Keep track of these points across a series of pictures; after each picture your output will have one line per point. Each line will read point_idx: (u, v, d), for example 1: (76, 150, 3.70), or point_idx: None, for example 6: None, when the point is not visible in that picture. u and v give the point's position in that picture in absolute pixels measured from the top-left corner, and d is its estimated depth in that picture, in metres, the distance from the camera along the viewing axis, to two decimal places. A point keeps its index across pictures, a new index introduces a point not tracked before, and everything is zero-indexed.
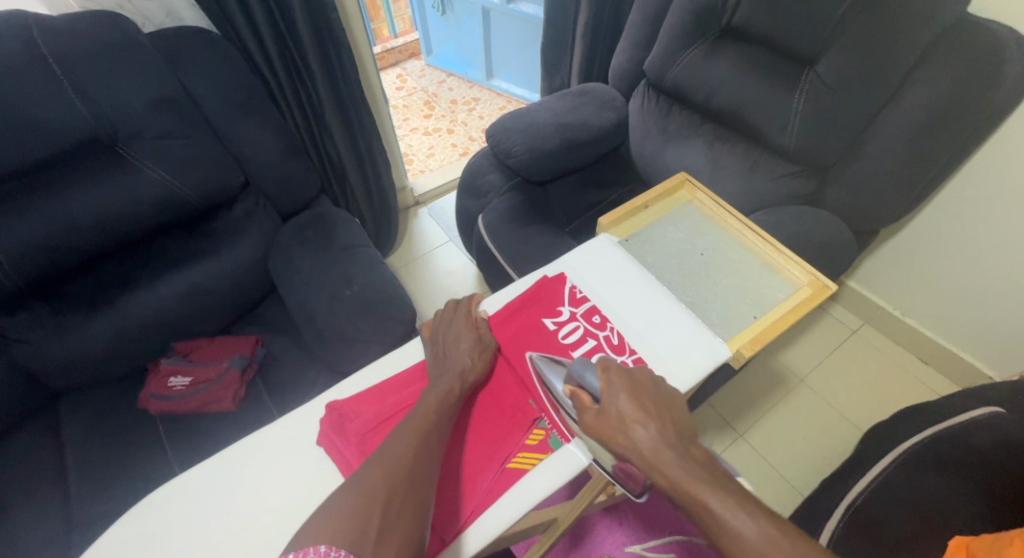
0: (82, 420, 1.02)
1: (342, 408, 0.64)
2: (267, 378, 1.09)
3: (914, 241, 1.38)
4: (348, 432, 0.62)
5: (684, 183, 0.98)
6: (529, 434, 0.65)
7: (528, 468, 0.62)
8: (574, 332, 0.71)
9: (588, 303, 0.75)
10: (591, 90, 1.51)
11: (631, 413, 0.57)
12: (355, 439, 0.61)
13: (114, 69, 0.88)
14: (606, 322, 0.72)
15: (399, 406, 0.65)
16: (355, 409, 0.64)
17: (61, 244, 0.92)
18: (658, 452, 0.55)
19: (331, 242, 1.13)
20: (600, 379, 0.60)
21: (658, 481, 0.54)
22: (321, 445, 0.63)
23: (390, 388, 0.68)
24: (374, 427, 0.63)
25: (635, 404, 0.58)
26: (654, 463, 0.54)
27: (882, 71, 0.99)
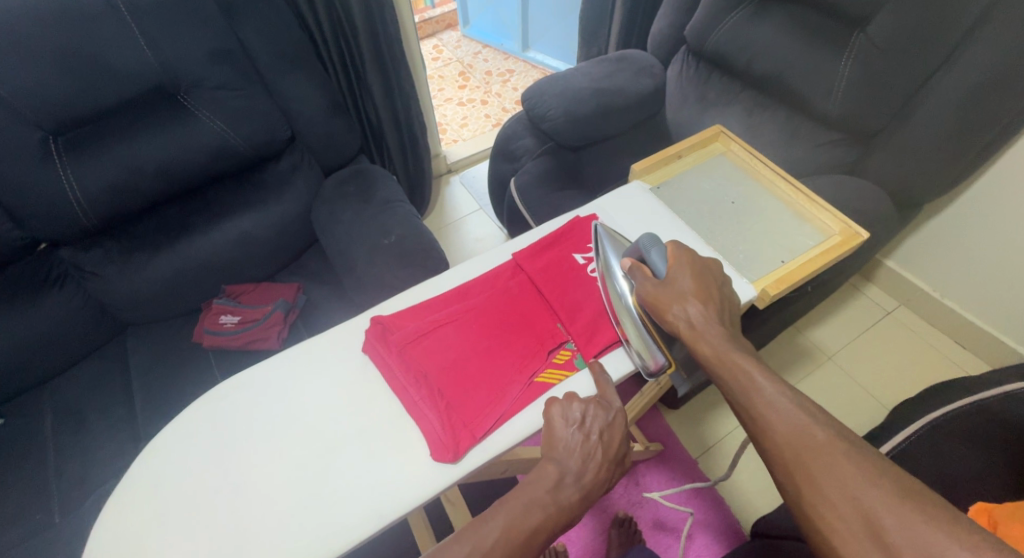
0: (145, 349, 1.11)
1: (385, 321, 0.68)
2: (308, 322, 1.16)
3: (958, 218, 1.34)
4: (391, 342, 0.66)
5: (718, 135, 0.98)
6: (556, 354, 0.68)
7: (556, 382, 0.66)
8: None
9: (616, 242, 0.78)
10: (630, 55, 1.50)
11: (692, 290, 0.63)
12: (398, 349, 0.66)
13: (177, 19, 0.93)
14: None
15: (439, 322, 0.69)
16: (396, 324, 0.69)
17: (129, 185, 0.99)
18: (697, 332, 0.60)
19: (371, 197, 1.17)
20: (667, 260, 0.66)
21: (703, 349, 0.59)
22: (366, 354, 0.68)
23: (429, 308, 0.72)
24: (413, 340, 0.67)
25: (699, 286, 0.63)
26: (698, 333, 0.60)
27: (936, 34, 0.95)
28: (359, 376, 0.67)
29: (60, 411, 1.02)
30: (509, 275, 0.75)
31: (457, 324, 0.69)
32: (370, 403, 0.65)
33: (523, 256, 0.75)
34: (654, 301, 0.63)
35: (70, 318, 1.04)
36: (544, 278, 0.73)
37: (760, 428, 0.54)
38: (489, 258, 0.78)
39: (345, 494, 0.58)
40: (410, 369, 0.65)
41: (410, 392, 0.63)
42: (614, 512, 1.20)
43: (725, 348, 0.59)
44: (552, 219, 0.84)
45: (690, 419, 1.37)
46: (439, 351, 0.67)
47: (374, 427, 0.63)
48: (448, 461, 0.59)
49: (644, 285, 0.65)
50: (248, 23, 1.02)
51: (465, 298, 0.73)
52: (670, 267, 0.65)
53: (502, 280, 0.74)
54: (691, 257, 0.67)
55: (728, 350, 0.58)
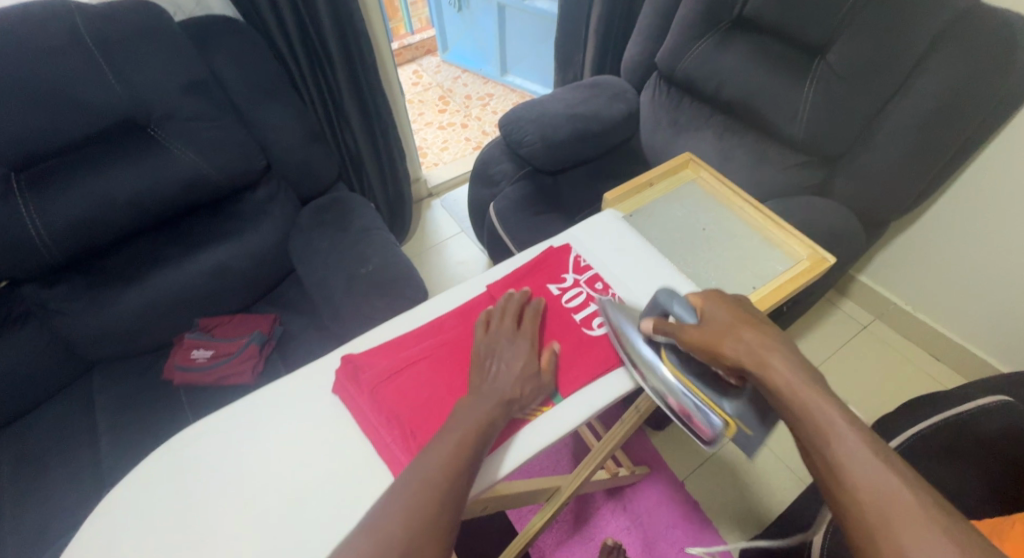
0: (112, 388, 1.07)
1: (357, 360, 0.67)
2: (284, 354, 1.13)
3: (925, 234, 1.38)
4: (362, 382, 0.65)
5: (688, 162, 1.00)
6: None
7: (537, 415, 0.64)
8: (578, 297, 0.74)
9: (591, 271, 0.77)
10: (603, 82, 1.53)
11: (735, 319, 0.60)
12: (369, 388, 0.64)
13: (149, 52, 0.93)
14: (609, 288, 0.76)
15: (411, 359, 0.67)
16: (368, 362, 0.68)
17: (97, 219, 0.97)
18: (765, 359, 0.55)
19: (348, 225, 1.17)
20: (692, 308, 0.64)
21: (768, 380, 0.54)
22: (337, 395, 0.66)
23: (401, 344, 0.70)
24: (384, 379, 0.66)
25: (740, 315, 0.60)
26: (767, 364, 0.54)
27: (893, 61, 1.00)
28: (333, 415, 0.65)
29: (22, 456, 0.97)
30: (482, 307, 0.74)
31: (430, 360, 0.68)
32: (343, 442, 0.63)
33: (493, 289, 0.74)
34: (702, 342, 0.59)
35: (33, 359, 1.00)
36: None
37: (843, 486, 0.47)
38: (462, 290, 0.77)
39: (318, 540, 0.57)
40: (382, 408, 0.63)
41: (381, 433, 0.62)
42: (601, 540, 1.19)
43: (799, 381, 0.52)
44: (527, 248, 0.83)
45: (673, 440, 1.37)
46: (411, 390, 0.65)
47: (348, 466, 0.62)
48: None
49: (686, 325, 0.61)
50: (221, 54, 1.04)
51: (439, 332, 0.71)
52: (703, 310, 0.63)
53: (476, 313, 0.73)
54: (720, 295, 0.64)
55: (804, 385, 0.52)
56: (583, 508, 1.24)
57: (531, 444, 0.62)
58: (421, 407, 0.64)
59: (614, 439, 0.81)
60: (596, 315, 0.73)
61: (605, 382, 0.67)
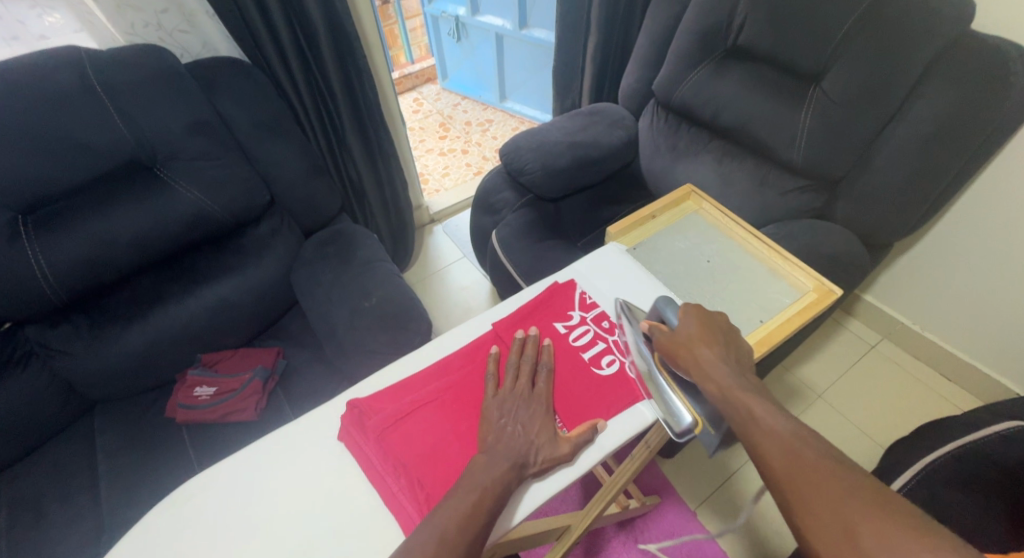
0: (114, 427, 1.06)
1: (361, 405, 0.66)
2: (288, 389, 1.12)
3: (927, 254, 1.38)
4: (368, 427, 0.64)
5: (690, 194, 1.01)
6: None
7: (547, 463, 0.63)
8: (585, 335, 0.74)
9: (597, 308, 0.77)
10: (602, 110, 1.55)
11: (696, 331, 0.64)
12: (375, 434, 0.63)
13: (154, 96, 0.96)
14: (616, 326, 0.75)
15: (417, 403, 0.66)
16: (373, 407, 0.66)
17: (101, 259, 0.97)
18: (713, 365, 0.60)
19: (351, 258, 1.17)
20: (681, 316, 0.68)
21: (711, 389, 0.59)
22: (343, 441, 0.65)
23: (408, 387, 0.69)
24: (391, 425, 0.64)
25: (704, 328, 0.65)
26: (704, 371, 0.60)
27: (885, 88, 1.01)
28: (338, 458, 0.65)
29: (20, 500, 0.96)
30: (489, 348, 0.73)
31: (436, 404, 0.67)
32: (348, 487, 0.62)
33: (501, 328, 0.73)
34: (669, 347, 0.64)
35: (33, 400, 0.99)
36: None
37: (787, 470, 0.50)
38: (469, 330, 0.76)
39: None
40: (388, 455, 0.62)
41: (388, 481, 0.61)
42: None
43: (735, 386, 0.58)
44: (532, 285, 0.83)
45: (684, 468, 1.34)
46: (418, 435, 0.64)
47: (353, 512, 0.61)
48: None
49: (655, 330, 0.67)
50: (225, 95, 1.07)
51: (445, 374, 0.70)
52: (683, 318, 0.67)
53: (482, 353, 0.72)
54: (702, 307, 0.68)
55: (742, 391, 0.57)
56: (594, 542, 1.21)
57: (544, 493, 0.61)
58: (428, 453, 0.63)
59: (625, 474, 0.82)
60: (604, 354, 0.72)
61: (616, 424, 0.66)
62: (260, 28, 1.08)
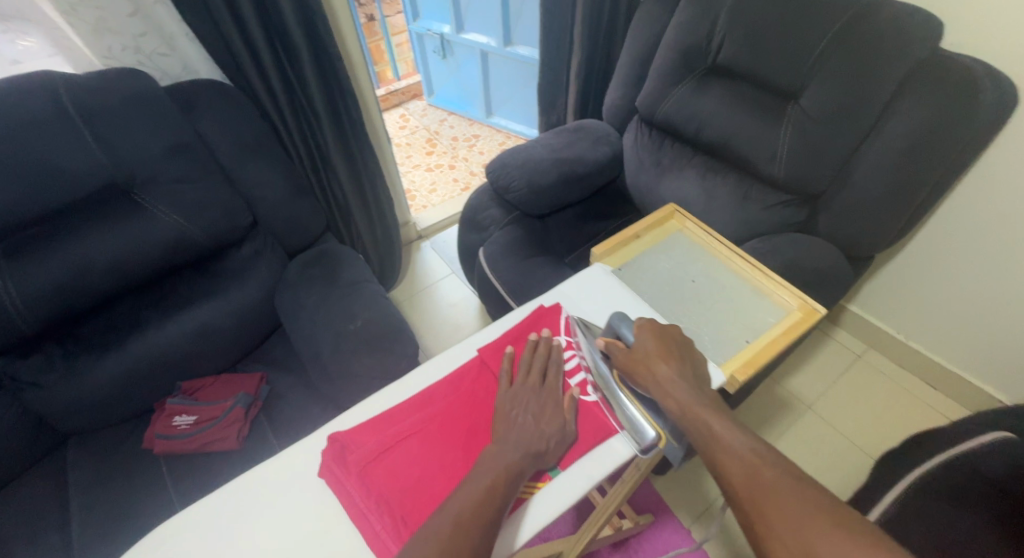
0: (89, 461, 1.02)
1: (343, 439, 0.64)
2: (271, 415, 1.10)
3: (908, 265, 1.40)
4: (350, 463, 0.62)
5: (674, 213, 1.01)
6: None
7: (538, 493, 0.62)
8: (572, 359, 0.72)
9: None
10: (587, 126, 1.56)
11: (655, 349, 0.66)
12: (357, 470, 0.62)
13: (132, 122, 0.95)
14: None
15: (401, 435, 0.65)
16: (356, 440, 0.65)
17: (76, 286, 0.95)
18: (672, 382, 0.63)
19: (335, 279, 1.15)
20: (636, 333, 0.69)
21: (670, 407, 0.61)
22: (323, 477, 0.63)
23: (392, 418, 0.67)
24: (374, 459, 0.63)
25: (660, 345, 0.67)
26: (666, 389, 0.62)
27: (861, 105, 1.03)
28: (320, 493, 0.63)
29: None
30: (475, 374, 0.71)
31: (421, 436, 0.65)
32: (330, 525, 0.60)
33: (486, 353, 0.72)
34: (629, 366, 0.65)
35: (3, 434, 0.96)
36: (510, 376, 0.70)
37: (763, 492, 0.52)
38: (454, 356, 0.75)
39: None
40: (371, 492, 0.61)
41: (371, 519, 0.59)
42: None
43: (692, 402, 0.61)
44: (518, 308, 0.82)
45: (677, 484, 1.32)
46: (402, 469, 0.62)
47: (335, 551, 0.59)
48: None
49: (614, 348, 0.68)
50: (206, 117, 1.06)
51: (429, 404, 0.68)
52: (638, 336, 0.68)
53: (466, 381, 0.70)
54: (654, 322, 0.70)
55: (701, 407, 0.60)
56: None
57: (535, 523, 0.60)
58: (413, 487, 0.61)
59: (618, 497, 0.81)
60: (592, 379, 0.71)
61: (606, 450, 0.65)
62: (241, 51, 1.07)
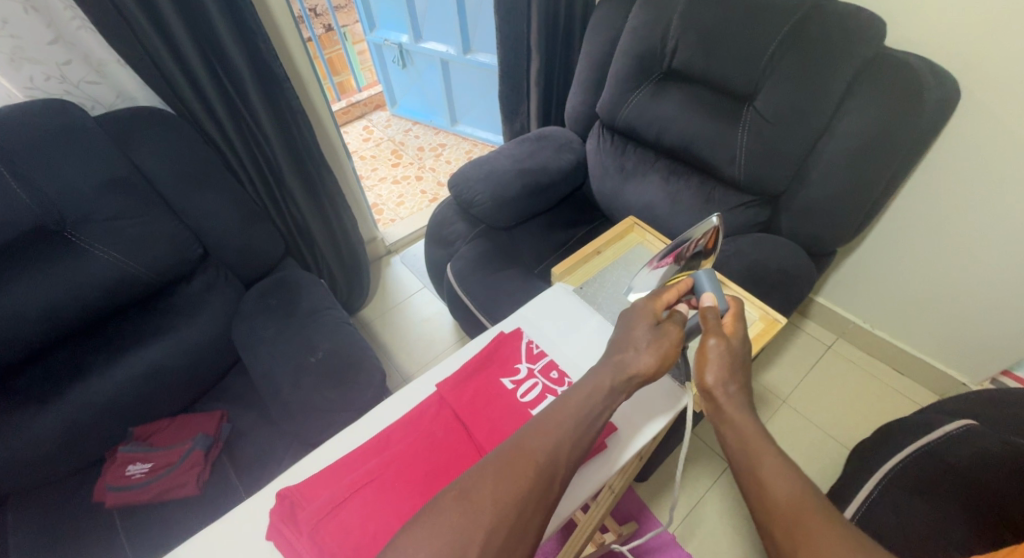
0: (32, 521, 0.95)
1: (293, 495, 0.61)
2: (233, 455, 1.05)
3: (870, 257, 1.42)
4: (301, 521, 0.58)
5: (633, 227, 1.04)
6: None
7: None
8: (533, 390, 0.70)
9: (546, 358, 0.74)
10: (549, 135, 1.55)
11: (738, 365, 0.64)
12: (309, 528, 0.58)
13: (59, 158, 0.89)
14: (565, 376, 0.71)
15: (354, 486, 0.60)
16: (308, 495, 0.61)
17: (4, 337, 0.88)
18: (735, 406, 0.62)
19: (295, 308, 1.11)
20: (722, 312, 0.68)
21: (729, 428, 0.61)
22: (271, 539, 0.60)
23: (346, 467, 0.64)
24: (327, 514, 0.59)
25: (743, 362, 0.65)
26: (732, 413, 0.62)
27: (815, 104, 1.04)
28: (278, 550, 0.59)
29: None
30: (433, 413, 0.68)
31: (378, 484, 0.61)
32: None
33: (444, 390, 0.69)
34: (709, 365, 0.63)
35: None
36: (470, 410, 0.67)
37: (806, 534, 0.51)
38: (410, 394, 0.72)
39: None
40: (325, 552, 0.57)
41: None
42: None
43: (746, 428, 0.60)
44: (478, 336, 0.79)
45: (659, 490, 1.31)
46: (356, 524, 0.58)
47: None
48: None
49: (716, 338, 0.64)
50: (144, 148, 1.00)
51: (384, 449, 0.65)
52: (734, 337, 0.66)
53: (425, 420, 0.67)
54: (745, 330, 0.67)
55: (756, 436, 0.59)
56: None
57: None
58: (369, 542, 0.57)
59: (596, 516, 0.81)
60: None
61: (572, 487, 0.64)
62: (177, 76, 1.02)
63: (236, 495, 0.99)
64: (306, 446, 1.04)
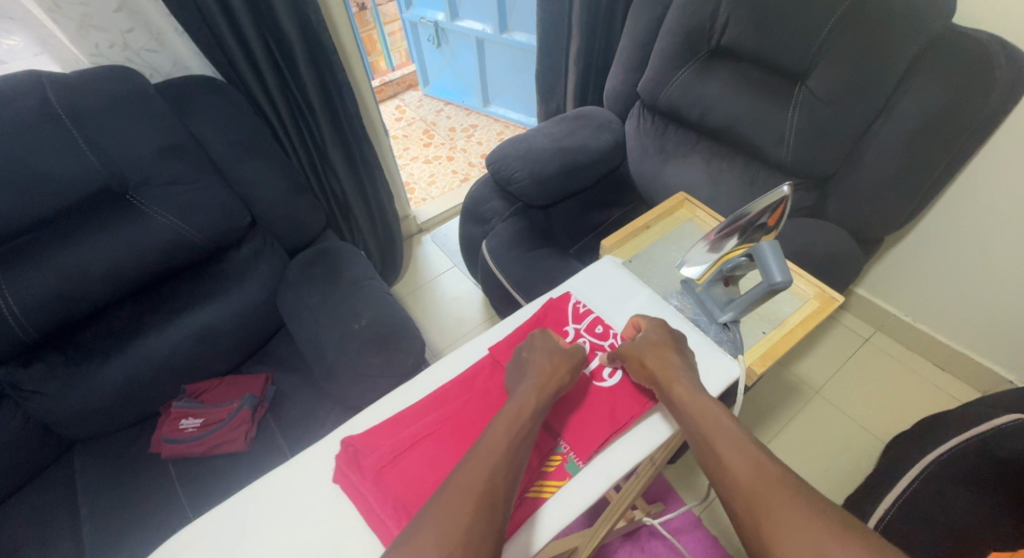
0: (97, 466, 1.01)
1: (356, 443, 0.64)
2: (278, 416, 1.09)
3: (918, 247, 1.38)
4: (365, 468, 0.61)
5: (683, 203, 1.03)
6: (547, 461, 0.64)
7: (549, 495, 0.62)
8: (583, 349, 0.72)
9: (591, 316, 0.76)
10: (589, 113, 1.53)
11: (657, 340, 0.68)
12: (372, 475, 0.61)
13: (125, 123, 0.93)
14: (609, 332, 0.74)
15: (413, 438, 0.63)
16: (369, 444, 0.64)
17: (74, 293, 0.93)
18: (671, 371, 0.64)
19: (338, 278, 1.13)
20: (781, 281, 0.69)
21: (679, 394, 0.62)
22: (338, 484, 0.63)
23: (405, 421, 0.66)
24: (388, 463, 0.62)
25: (666, 339, 0.69)
26: (669, 376, 0.64)
27: (872, 84, 1.01)
28: (332, 497, 0.63)
29: None
30: (487, 373, 0.70)
31: (436, 437, 0.64)
32: (342, 533, 0.60)
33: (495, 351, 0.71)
34: (632, 356, 0.67)
35: (7, 445, 0.95)
36: None
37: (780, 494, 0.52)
38: (465, 354, 0.74)
39: None
40: (387, 497, 0.60)
41: (389, 525, 0.58)
42: None
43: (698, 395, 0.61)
44: (529, 304, 0.82)
45: (687, 472, 1.32)
46: (416, 473, 0.61)
47: None
48: None
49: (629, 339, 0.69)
50: (200, 116, 1.04)
51: (442, 404, 0.67)
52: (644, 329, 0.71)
53: (480, 379, 0.69)
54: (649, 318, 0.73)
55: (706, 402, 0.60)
56: None
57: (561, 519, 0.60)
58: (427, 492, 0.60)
59: (629, 495, 0.82)
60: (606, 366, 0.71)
61: (626, 444, 0.65)
62: (230, 45, 1.04)
63: (280, 453, 1.04)
64: (346, 410, 1.07)
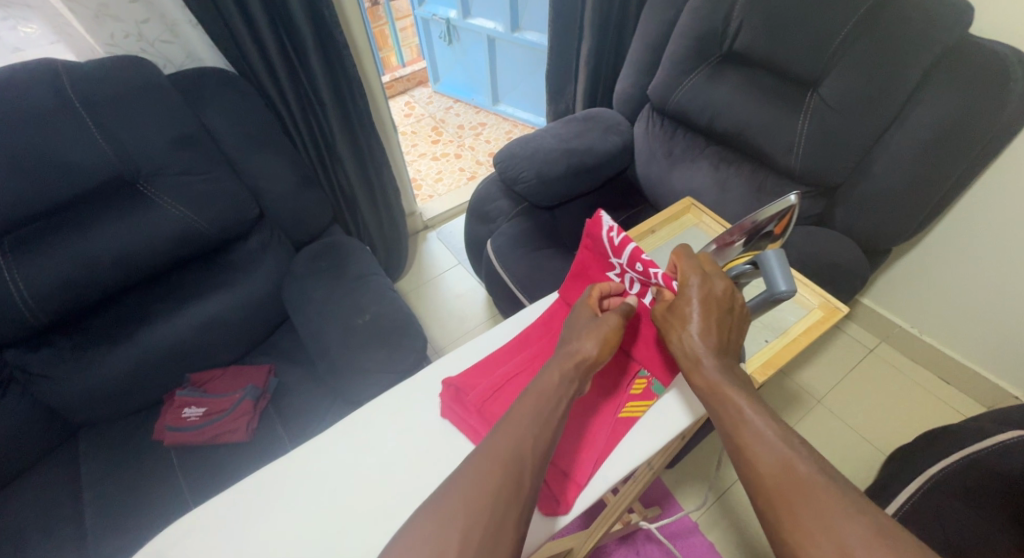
0: (101, 451, 1.02)
1: (457, 383, 0.69)
2: (280, 407, 1.10)
3: (926, 259, 1.37)
4: (469, 403, 0.67)
5: (690, 207, 1.03)
6: (634, 385, 0.71)
7: (639, 415, 0.69)
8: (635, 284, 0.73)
9: (629, 247, 0.69)
10: (597, 115, 1.53)
11: (697, 307, 0.64)
12: (476, 409, 0.66)
13: (139, 113, 0.94)
14: (649, 267, 0.67)
15: (509, 374, 0.70)
16: (468, 383, 0.69)
17: (84, 279, 0.94)
18: (698, 354, 0.62)
19: (343, 272, 1.14)
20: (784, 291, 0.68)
21: (699, 384, 0.61)
22: (447, 418, 0.69)
23: (496, 362, 0.73)
24: (491, 395, 0.67)
25: (705, 307, 0.64)
26: (692, 360, 0.62)
27: (885, 94, 1.00)
28: (332, 489, 0.63)
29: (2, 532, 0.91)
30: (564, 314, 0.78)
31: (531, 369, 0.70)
32: (341, 525, 0.61)
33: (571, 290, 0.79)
34: (664, 326, 0.66)
35: (15, 426, 0.96)
36: None
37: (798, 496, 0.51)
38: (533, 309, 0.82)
39: None
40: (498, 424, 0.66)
41: None
42: None
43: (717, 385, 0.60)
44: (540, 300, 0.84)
45: (685, 476, 1.32)
46: None
47: (351, 555, 0.59)
48: (568, 509, 0.61)
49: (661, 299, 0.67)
50: (212, 108, 1.04)
51: (529, 345, 0.75)
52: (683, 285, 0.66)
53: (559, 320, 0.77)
54: (694, 269, 0.67)
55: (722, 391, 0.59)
56: None
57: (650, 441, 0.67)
58: None
59: (628, 496, 0.82)
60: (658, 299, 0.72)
61: None
62: (244, 38, 1.05)
63: (281, 444, 1.04)
64: (348, 404, 1.08)
